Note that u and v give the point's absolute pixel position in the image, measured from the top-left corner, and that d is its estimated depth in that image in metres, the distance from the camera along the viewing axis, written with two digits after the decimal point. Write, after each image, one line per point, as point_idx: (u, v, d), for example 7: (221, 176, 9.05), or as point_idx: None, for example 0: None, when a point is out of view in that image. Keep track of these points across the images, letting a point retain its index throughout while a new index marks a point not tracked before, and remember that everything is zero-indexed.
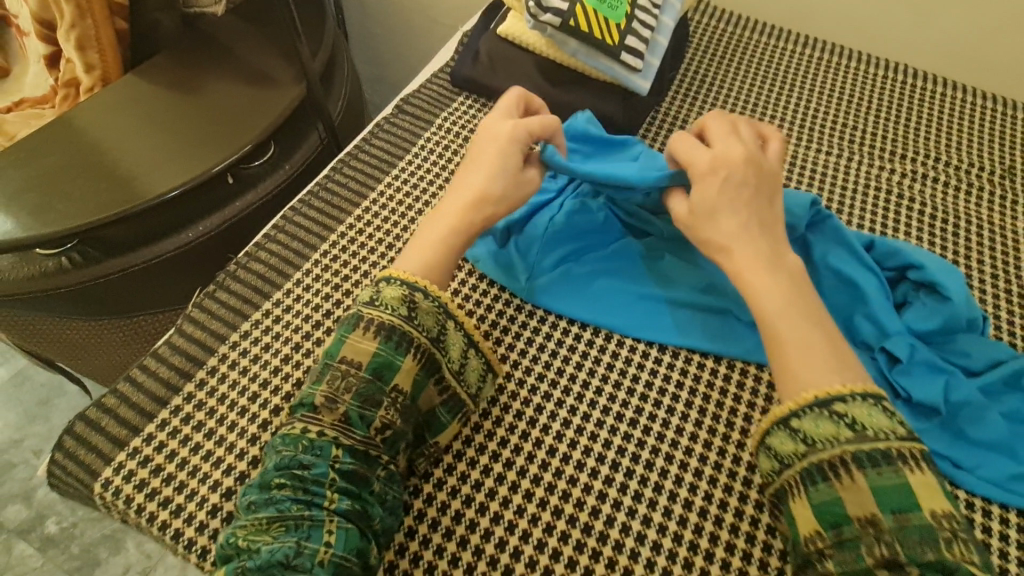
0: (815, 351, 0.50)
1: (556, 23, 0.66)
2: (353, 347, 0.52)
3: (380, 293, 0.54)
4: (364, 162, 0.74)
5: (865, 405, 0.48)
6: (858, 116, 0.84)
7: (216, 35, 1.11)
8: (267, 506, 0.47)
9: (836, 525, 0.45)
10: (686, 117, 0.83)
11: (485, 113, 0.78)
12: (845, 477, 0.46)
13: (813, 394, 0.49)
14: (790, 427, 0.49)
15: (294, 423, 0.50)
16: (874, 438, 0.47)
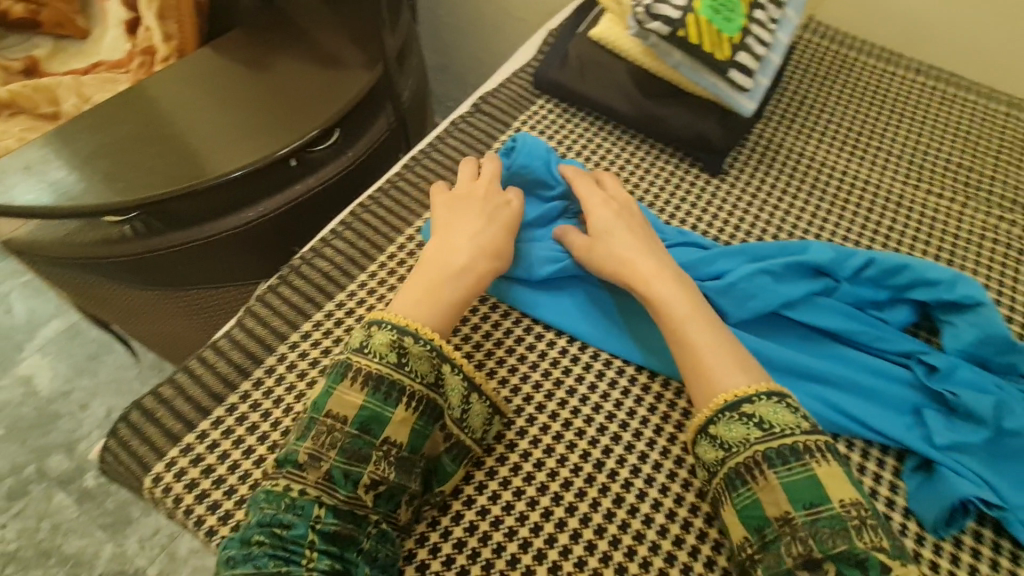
0: (717, 349, 0.52)
1: (664, 32, 0.60)
2: (340, 400, 0.49)
3: (369, 340, 0.51)
4: (438, 163, 0.71)
5: (769, 403, 0.48)
6: (974, 154, 0.76)
7: (293, 15, 1.10)
8: (243, 563, 0.43)
9: (759, 526, 0.45)
10: (781, 141, 0.77)
11: (567, 121, 0.74)
12: (761, 477, 0.46)
13: (723, 398, 0.50)
14: (710, 434, 0.49)
15: (278, 480, 0.47)
16: (781, 435, 0.47)
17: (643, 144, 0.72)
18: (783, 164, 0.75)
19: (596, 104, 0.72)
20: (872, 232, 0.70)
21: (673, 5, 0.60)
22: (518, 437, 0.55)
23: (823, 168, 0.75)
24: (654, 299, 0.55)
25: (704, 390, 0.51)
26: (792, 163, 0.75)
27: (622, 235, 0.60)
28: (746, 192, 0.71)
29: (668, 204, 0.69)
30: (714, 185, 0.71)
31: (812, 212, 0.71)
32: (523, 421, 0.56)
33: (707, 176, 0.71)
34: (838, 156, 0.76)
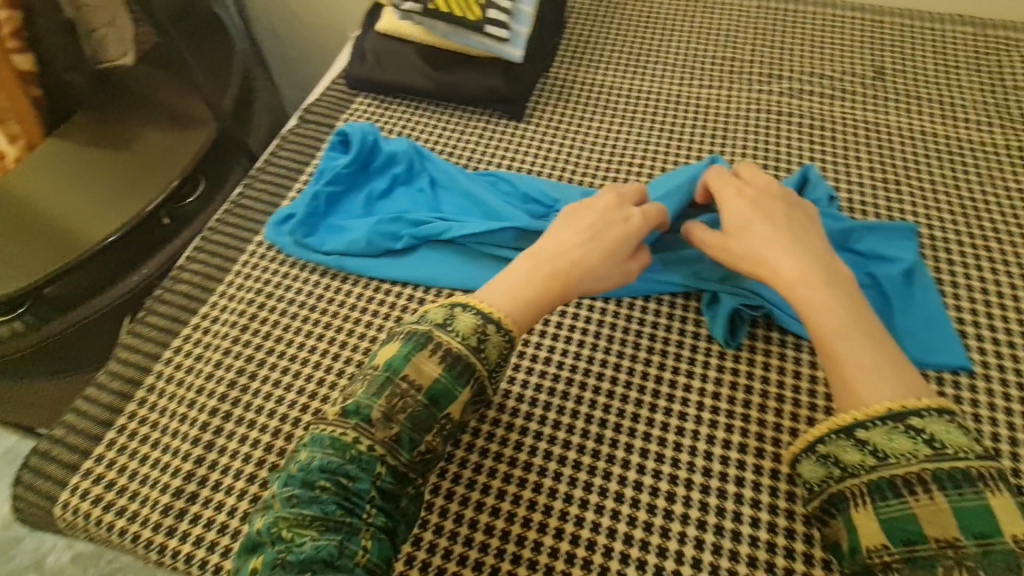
0: (865, 353, 0.49)
1: (417, 10, 0.73)
2: (418, 368, 0.49)
3: (453, 319, 0.52)
4: (274, 175, 0.77)
5: (942, 421, 0.45)
6: (736, 45, 0.88)
7: (132, 86, 1.15)
8: (311, 504, 0.44)
9: (909, 540, 0.42)
10: (575, 77, 0.87)
11: (384, 109, 0.82)
12: (923, 496, 0.43)
13: (886, 406, 0.45)
14: (856, 438, 0.46)
15: (347, 430, 0.47)
16: (955, 458, 0.44)
17: (452, 111, 0.82)
18: (578, 96, 0.85)
19: (399, 87, 0.80)
20: (660, 132, 0.81)
21: None
22: None
23: (612, 91, 0.85)
24: (802, 305, 0.52)
25: (847, 398, 0.48)
26: (586, 93, 0.85)
27: (768, 237, 0.56)
28: (550, 128, 0.81)
29: (483, 156, 0.78)
30: (522, 129, 0.81)
31: (610, 130, 0.81)
32: None
33: (513, 123, 0.81)
34: (627, 76, 0.87)
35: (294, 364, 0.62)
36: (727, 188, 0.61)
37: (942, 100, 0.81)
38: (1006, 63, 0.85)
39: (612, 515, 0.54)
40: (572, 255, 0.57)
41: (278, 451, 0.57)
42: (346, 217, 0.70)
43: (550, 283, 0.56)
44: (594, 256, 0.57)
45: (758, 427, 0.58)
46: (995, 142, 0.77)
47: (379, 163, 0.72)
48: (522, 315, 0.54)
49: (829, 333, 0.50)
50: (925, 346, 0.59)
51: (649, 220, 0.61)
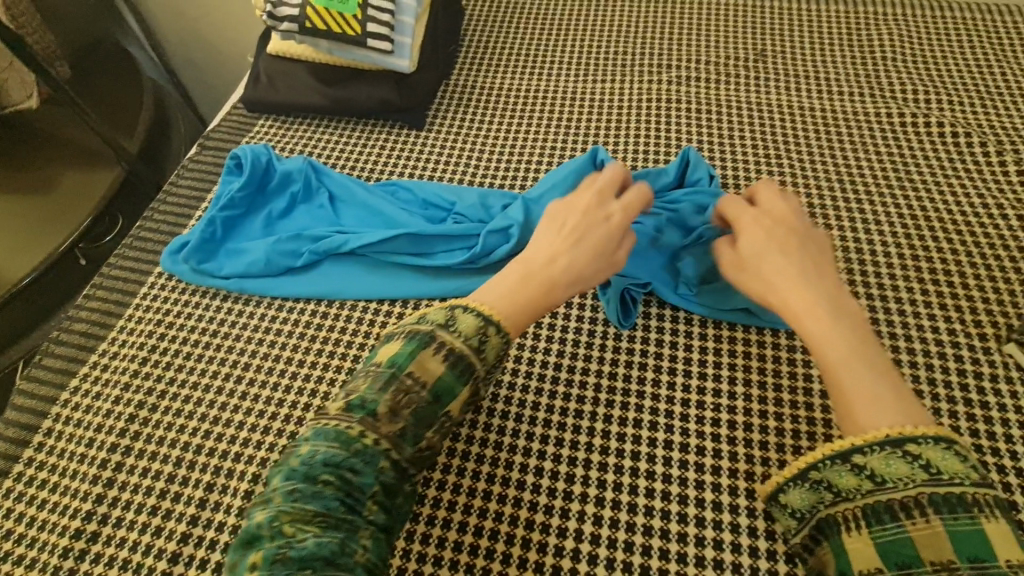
0: (872, 382, 0.45)
1: (294, 30, 0.74)
2: (423, 365, 0.47)
3: (454, 320, 0.49)
4: (174, 204, 0.77)
5: (938, 448, 0.42)
6: (626, 40, 0.92)
7: (36, 126, 1.11)
8: (314, 500, 0.41)
9: (904, 564, 0.40)
10: (475, 81, 0.88)
11: (284, 129, 0.82)
12: (920, 519, 0.41)
13: (883, 432, 0.43)
14: (853, 463, 0.44)
15: (353, 424, 0.44)
16: (950, 483, 0.41)
17: (353, 125, 0.82)
18: (477, 100, 0.87)
19: (295, 105, 0.81)
20: (557, 129, 0.83)
21: (292, 5, 0.74)
22: (289, 394, 0.61)
23: (510, 93, 0.87)
24: (806, 337, 0.50)
25: (853, 429, 0.44)
26: (485, 96, 0.87)
27: (782, 267, 0.53)
28: (451, 133, 0.83)
29: (385, 166, 0.79)
30: (423, 137, 0.82)
31: (509, 131, 0.83)
32: (289, 378, 0.62)
33: (414, 131, 0.82)
34: (524, 78, 0.89)
35: (196, 391, 0.61)
36: (741, 214, 0.58)
37: (821, 75, 0.85)
38: (883, 29, 0.88)
39: (515, 503, 0.56)
40: (563, 253, 0.56)
41: (181, 480, 0.56)
42: (245, 240, 0.70)
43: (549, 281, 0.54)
44: (579, 258, 0.56)
45: (652, 403, 0.61)
46: (871, 110, 0.80)
47: (276, 185, 0.73)
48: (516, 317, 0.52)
49: (835, 363, 0.47)
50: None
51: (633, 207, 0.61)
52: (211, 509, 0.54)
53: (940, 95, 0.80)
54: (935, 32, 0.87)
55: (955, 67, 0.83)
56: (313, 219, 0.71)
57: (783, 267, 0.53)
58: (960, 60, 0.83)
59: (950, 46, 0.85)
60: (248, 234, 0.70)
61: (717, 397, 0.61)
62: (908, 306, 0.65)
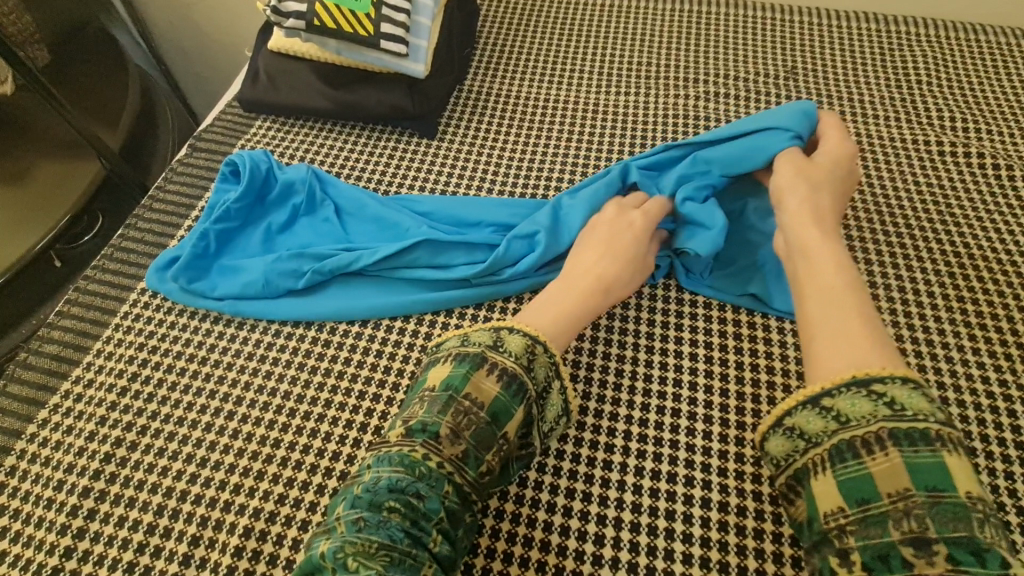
0: (852, 317, 0.48)
1: (301, 27, 0.68)
2: (476, 384, 0.47)
3: (503, 341, 0.50)
4: (161, 211, 0.70)
5: (900, 386, 0.43)
6: (651, 51, 0.87)
7: (9, 111, 1.02)
8: (378, 530, 0.41)
9: (864, 501, 0.41)
10: (492, 89, 0.83)
11: (284, 131, 0.76)
12: (879, 454, 0.42)
13: (850, 373, 0.45)
14: (822, 406, 0.45)
15: (415, 447, 0.45)
16: (914, 419, 0.42)
17: (359, 131, 0.77)
18: (494, 109, 0.81)
19: (297, 108, 0.74)
20: (579, 143, 0.78)
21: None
22: (286, 433, 0.55)
23: (529, 103, 0.82)
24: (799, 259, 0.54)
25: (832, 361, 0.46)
26: (502, 105, 0.81)
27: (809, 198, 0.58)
28: (465, 143, 0.77)
29: (395, 177, 0.74)
30: (434, 146, 0.76)
31: (526, 143, 0.78)
32: (286, 416, 0.56)
33: (425, 140, 0.76)
34: (543, 87, 0.83)
35: (181, 428, 0.55)
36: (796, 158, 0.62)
37: (855, 97, 0.81)
38: (919, 52, 0.85)
39: (539, 567, 0.50)
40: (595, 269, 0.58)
41: (163, 531, 0.50)
42: (241, 255, 0.64)
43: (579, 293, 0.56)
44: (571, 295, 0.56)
45: (687, 454, 0.54)
46: (908, 136, 0.77)
47: (277, 195, 0.66)
48: (562, 332, 0.53)
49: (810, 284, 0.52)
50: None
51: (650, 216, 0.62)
52: (195, 568, 0.49)
53: (979, 125, 0.77)
54: (971, 56, 0.84)
55: (993, 94, 0.79)
56: (317, 228, 0.66)
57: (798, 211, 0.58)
58: (998, 88, 0.80)
59: (988, 72, 0.82)
60: (243, 248, 0.64)
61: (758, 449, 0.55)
62: (955, 351, 0.61)
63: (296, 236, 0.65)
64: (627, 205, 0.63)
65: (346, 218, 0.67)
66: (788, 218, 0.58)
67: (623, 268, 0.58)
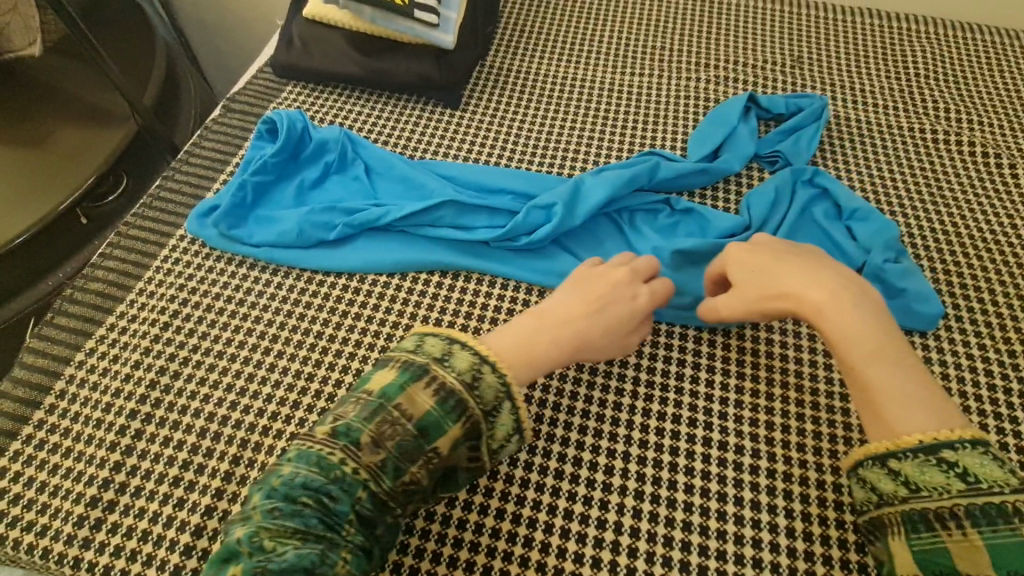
0: (900, 383, 0.46)
1: None
2: (411, 396, 0.46)
3: (452, 355, 0.49)
4: (198, 166, 0.73)
5: (977, 454, 0.42)
6: (664, 36, 0.91)
7: (41, 77, 1.05)
8: (293, 517, 0.41)
9: (938, 571, 0.40)
10: (511, 65, 0.87)
11: (315, 96, 0.80)
12: (956, 529, 0.40)
13: (917, 439, 0.43)
14: (890, 468, 0.44)
15: (334, 450, 0.45)
16: (985, 491, 0.40)
17: (386, 99, 0.80)
18: (513, 84, 0.85)
19: (328, 74, 0.78)
20: (594, 119, 0.82)
21: None
22: (319, 369, 0.59)
23: (547, 79, 0.86)
24: (831, 338, 0.50)
25: (890, 434, 0.45)
26: (520, 80, 0.85)
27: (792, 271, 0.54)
28: (486, 115, 0.81)
29: (420, 143, 0.78)
30: (457, 116, 0.80)
31: (544, 117, 0.82)
32: (318, 354, 0.60)
33: (449, 110, 0.80)
34: (560, 66, 0.87)
35: (220, 362, 0.59)
36: (734, 239, 0.59)
37: (857, 86, 0.85)
38: (917, 48, 0.89)
39: (553, 492, 0.55)
40: (576, 329, 0.56)
41: (206, 451, 0.54)
42: (276, 207, 0.67)
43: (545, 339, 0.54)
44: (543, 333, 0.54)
45: (691, 399, 0.59)
46: (906, 124, 0.81)
47: (313, 158, 0.70)
48: (525, 361, 0.53)
49: (854, 357, 0.49)
50: (861, 255, 0.65)
51: (658, 297, 0.59)
52: (236, 484, 0.53)
53: (972, 116, 0.81)
54: (965, 53, 0.88)
55: (985, 89, 0.84)
56: (350, 188, 0.69)
57: (789, 268, 0.54)
58: (990, 85, 0.85)
59: (982, 69, 0.86)
60: (279, 202, 0.68)
61: (756, 397, 0.59)
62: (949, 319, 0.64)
63: (330, 194, 0.69)
64: (638, 265, 0.60)
65: (376, 178, 0.70)
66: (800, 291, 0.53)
67: (603, 333, 0.56)
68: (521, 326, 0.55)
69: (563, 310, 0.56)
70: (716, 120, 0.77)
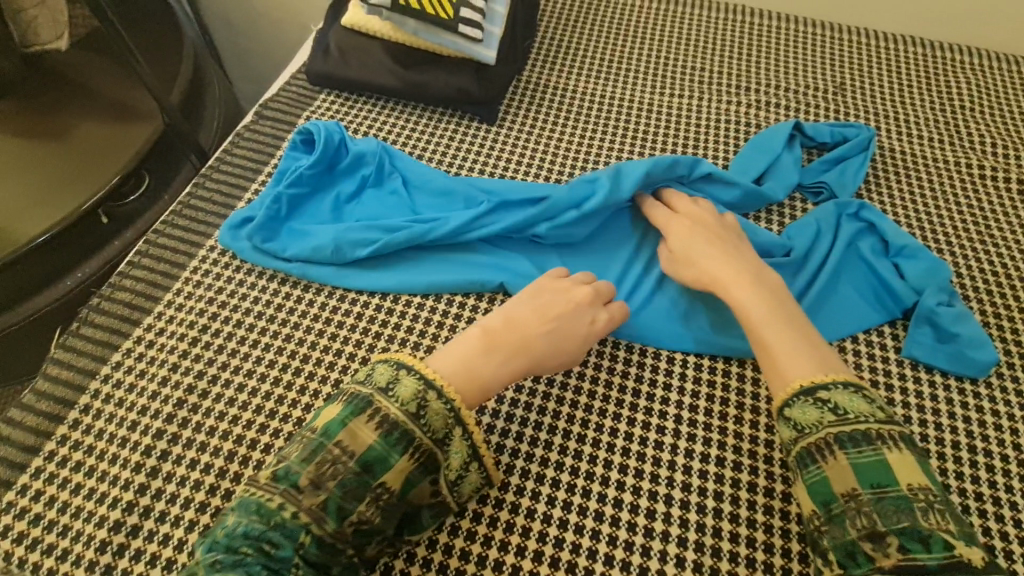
0: (786, 333, 0.53)
1: (385, 5, 0.71)
2: (351, 432, 0.46)
3: (396, 384, 0.48)
4: (228, 173, 0.72)
5: (845, 391, 0.48)
6: (704, 58, 0.89)
7: (65, 71, 1.04)
8: (233, 569, 0.41)
9: (826, 502, 0.45)
10: (549, 82, 0.85)
11: (350, 105, 0.78)
12: (830, 458, 0.46)
13: (797, 382, 0.49)
14: (783, 416, 0.49)
15: (274, 495, 0.44)
16: (856, 421, 0.46)
17: (422, 112, 0.79)
18: (550, 101, 0.83)
19: (365, 84, 0.77)
20: (633, 140, 0.81)
21: None
22: None
23: (584, 98, 0.84)
24: (734, 304, 0.56)
25: (777, 380, 0.51)
26: (557, 97, 0.84)
27: (703, 246, 0.61)
28: (523, 132, 0.79)
29: (456, 158, 0.76)
30: (494, 132, 0.79)
31: (581, 137, 0.80)
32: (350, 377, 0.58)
33: (485, 125, 0.79)
34: (598, 84, 0.86)
35: (250, 381, 0.57)
36: (661, 217, 0.65)
37: (902, 116, 0.83)
38: (962, 79, 0.87)
39: (593, 535, 0.52)
40: (528, 338, 0.55)
41: (233, 476, 0.52)
42: (310, 221, 0.66)
43: (496, 343, 0.54)
44: (495, 347, 0.54)
45: (734, 440, 0.57)
46: (952, 158, 0.79)
47: (348, 173, 0.69)
48: (487, 382, 0.52)
49: (756, 319, 0.54)
50: (914, 295, 0.63)
51: (614, 321, 0.59)
52: None
53: (1019, 153, 0.80)
54: (1012, 87, 0.87)
55: None
56: (385, 205, 0.68)
57: (700, 242, 0.61)
58: None
59: None
60: (313, 216, 0.66)
61: None
62: (1005, 365, 0.62)
63: (366, 210, 0.67)
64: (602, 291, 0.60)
65: (413, 194, 0.69)
66: (709, 264, 0.59)
67: (554, 346, 0.56)
68: (467, 336, 0.54)
69: (518, 314, 0.57)
70: (759, 147, 0.75)
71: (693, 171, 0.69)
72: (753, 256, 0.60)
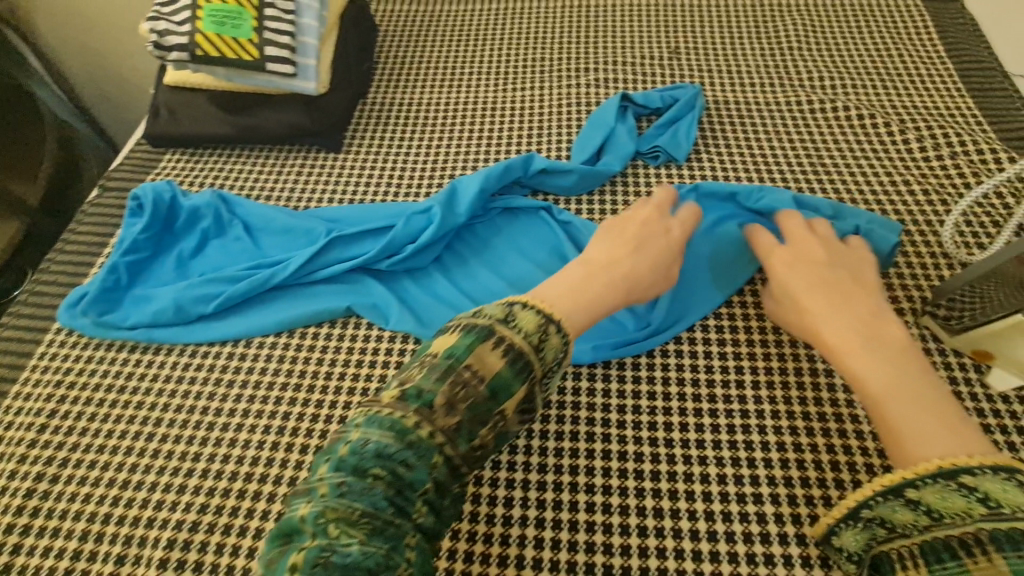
0: (920, 407, 0.44)
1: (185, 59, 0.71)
2: (480, 358, 0.42)
3: (515, 316, 0.44)
4: (73, 252, 0.71)
5: (996, 478, 0.38)
6: (542, 48, 0.91)
7: None
8: (361, 497, 0.36)
9: None
10: (391, 100, 0.86)
11: (192, 161, 0.79)
12: (980, 557, 0.37)
13: (933, 463, 0.41)
14: (907, 497, 0.41)
15: (408, 413, 0.39)
16: (1014, 517, 0.37)
17: (264, 153, 0.79)
18: (394, 119, 0.84)
19: (198, 136, 0.77)
20: (478, 140, 0.82)
21: (180, 33, 0.71)
22: (206, 446, 0.57)
23: (427, 109, 0.85)
24: (848, 375, 0.48)
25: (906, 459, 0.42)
26: (400, 114, 0.85)
27: (819, 303, 0.53)
28: (369, 153, 0.80)
29: (301, 191, 0.76)
30: (340, 159, 0.79)
31: (426, 147, 0.81)
32: (206, 430, 0.58)
33: (331, 154, 0.79)
34: (440, 93, 0.87)
35: (103, 455, 0.57)
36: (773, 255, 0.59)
37: (733, 68, 0.86)
38: (787, 22, 0.91)
39: (453, 535, 0.53)
40: (623, 271, 0.53)
41: (89, 555, 0.52)
42: (153, 285, 0.65)
43: (591, 279, 0.52)
44: (595, 280, 0.52)
45: (588, 413, 0.59)
46: (782, 99, 0.81)
47: (186, 230, 0.68)
48: (580, 307, 0.49)
49: (875, 392, 0.46)
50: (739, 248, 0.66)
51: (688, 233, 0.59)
52: None
53: (845, 82, 0.82)
54: (834, 20, 0.90)
55: (856, 54, 0.85)
56: (225, 254, 0.67)
57: (812, 297, 0.53)
58: (860, 48, 0.86)
59: (851, 34, 0.88)
60: (154, 280, 0.66)
61: (651, 399, 0.59)
62: None
63: (207, 262, 0.67)
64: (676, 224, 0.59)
65: (253, 238, 0.69)
66: (826, 327, 0.51)
67: (649, 271, 0.55)
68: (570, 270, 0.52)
69: (619, 257, 0.54)
70: (594, 124, 0.78)
71: (528, 169, 0.71)
72: (874, 308, 0.52)
